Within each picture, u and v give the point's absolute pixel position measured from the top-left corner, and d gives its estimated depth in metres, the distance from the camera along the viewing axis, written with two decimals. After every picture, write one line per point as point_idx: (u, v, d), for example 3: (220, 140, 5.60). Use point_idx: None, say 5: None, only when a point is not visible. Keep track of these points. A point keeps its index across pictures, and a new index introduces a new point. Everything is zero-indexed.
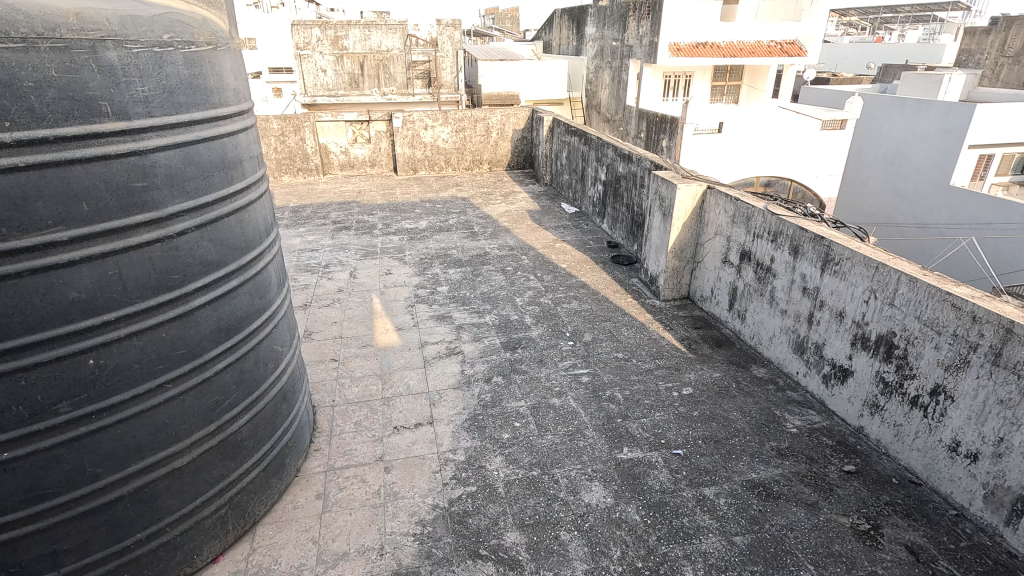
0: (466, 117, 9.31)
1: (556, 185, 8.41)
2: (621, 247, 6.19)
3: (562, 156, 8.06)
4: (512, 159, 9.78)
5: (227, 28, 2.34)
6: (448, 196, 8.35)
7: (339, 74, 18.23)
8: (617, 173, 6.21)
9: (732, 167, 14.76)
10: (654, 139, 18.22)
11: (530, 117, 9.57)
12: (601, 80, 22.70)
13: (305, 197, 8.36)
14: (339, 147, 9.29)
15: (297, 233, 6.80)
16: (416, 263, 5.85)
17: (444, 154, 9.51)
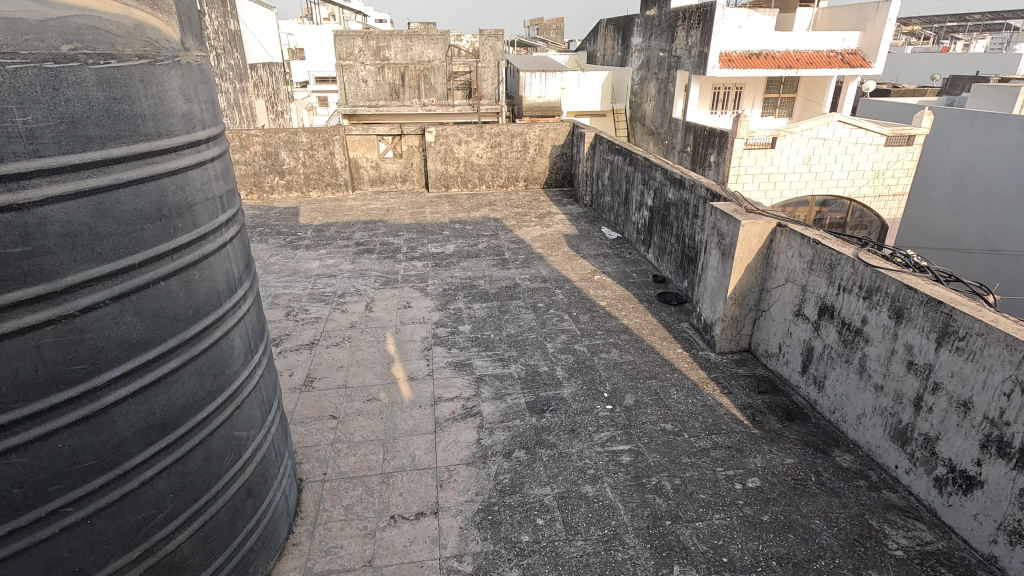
0: (502, 132, 8.79)
1: (597, 207, 7.77)
2: (669, 282, 5.51)
3: (605, 175, 7.43)
4: (550, 176, 9.19)
5: (179, 37, 1.82)
6: (480, 216, 7.83)
7: (380, 84, 18.11)
8: (666, 199, 5.54)
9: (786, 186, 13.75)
10: (701, 154, 17.33)
11: (570, 133, 8.96)
12: (646, 92, 21.92)
13: (331, 214, 7.98)
14: (371, 161, 8.88)
15: (318, 255, 6.40)
16: (438, 295, 5.30)
17: (478, 170, 9.00)
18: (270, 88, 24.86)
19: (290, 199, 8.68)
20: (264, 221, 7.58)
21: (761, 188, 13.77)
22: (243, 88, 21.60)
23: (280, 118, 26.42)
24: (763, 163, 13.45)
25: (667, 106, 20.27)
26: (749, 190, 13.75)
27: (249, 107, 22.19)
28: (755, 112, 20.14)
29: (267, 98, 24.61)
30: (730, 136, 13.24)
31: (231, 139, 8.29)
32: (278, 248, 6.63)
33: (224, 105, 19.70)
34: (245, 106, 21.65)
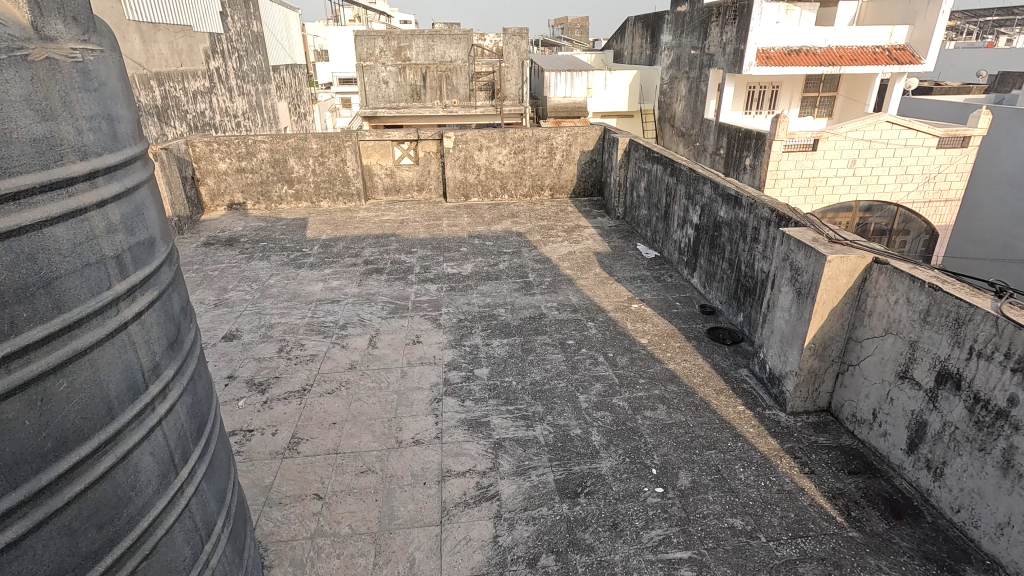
0: (526, 136, 8.10)
1: (631, 220, 7.04)
2: (720, 314, 4.76)
3: (640, 185, 6.68)
4: (577, 185, 8.46)
5: (28, 20, 1.17)
6: (502, 229, 7.16)
7: (401, 86, 17.60)
8: (717, 218, 4.79)
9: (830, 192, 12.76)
10: (736, 157, 16.37)
11: (600, 137, 8.22)
12: (676, 92, 20.99)
13: (341, 227, 7.38)
14: (385, 168, 8.35)
15: (323, 275, 5.80)
16: (452, 327, 4.63)
17: (500, 178, 8.32)
18: (292, 90, 24.63)
19: (299, 210, 8.12)
20: (269, 235, 7.03)
21: (801, 194, 12.77)
22: (265, 90, 21.35)
23: (303, 120, 26.20)
24: (803, 167, 12.47)
25: (699, 107, 19.32)
26: (788, 196, 12.79)
27: (271, 109, 21.94)
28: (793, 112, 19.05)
29: (290, 100, 24.38)
30: (768, 137, 12.32)
31: (237, 146, 7.78)
32: (280, 266, 6.06)
33: (245, 108, 19.44)
34: (267, 108, 21.40)
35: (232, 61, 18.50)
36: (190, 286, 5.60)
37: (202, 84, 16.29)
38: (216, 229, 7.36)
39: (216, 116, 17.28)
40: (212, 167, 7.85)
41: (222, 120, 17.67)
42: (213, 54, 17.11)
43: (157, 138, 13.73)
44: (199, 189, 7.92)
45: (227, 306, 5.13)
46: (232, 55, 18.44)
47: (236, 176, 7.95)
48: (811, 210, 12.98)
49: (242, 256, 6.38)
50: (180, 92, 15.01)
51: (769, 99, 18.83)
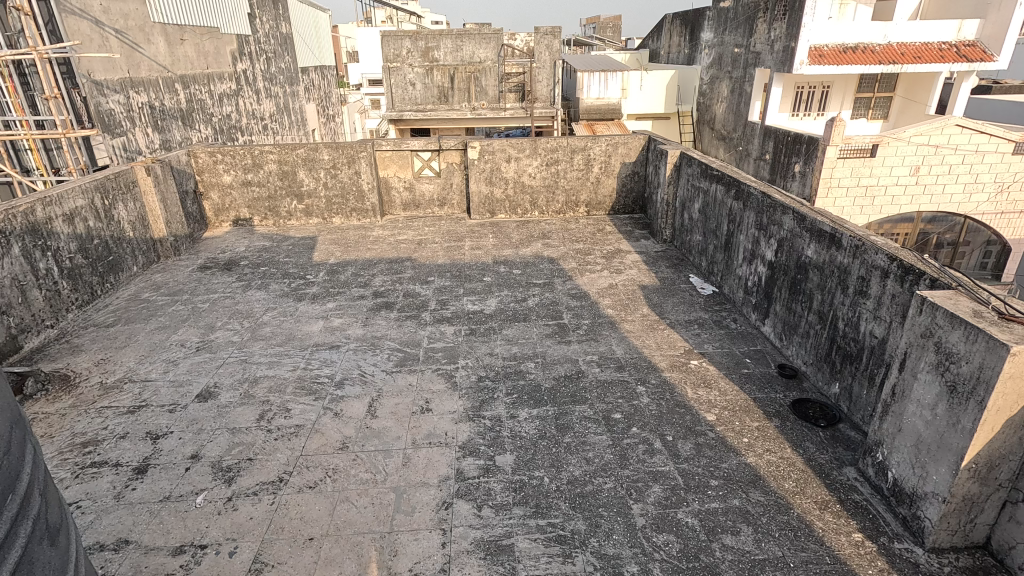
0: (560, 146, 7.21)
1: (682, 244, 6.09)
2: (803, 377, 3.80)
3: (694, 206, 5.72)
4: (616, 201, 7.54)
5: None
6: (531, 254, 6.30)
7: (428, 87, 16.91)
8: (803, 258, 3.83)
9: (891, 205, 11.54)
10: (784, 164, 15.15)
11: (644, 147, 7.28)
12: (717, 93, 19.78)
13: (352, 248, 6.64)
14: (403, 181, 7.61)
15: (325, 311, 5.04)
16: (471, 389, 3.79)
17: (529, 193, 7.46)
18: (321, 92, 24.25)
19: (309, 227, 7.41)
20: (272, 258, 6.33)
21: (855, 205, 11.59)
22: (293, 92, 20.95)
23: (331, 122, 25.81)
24: (859, 176, 11.28)
25: (743, 109, 18.11)
26: (840, 207, 11.64)
27: (300, 112, 21.55)
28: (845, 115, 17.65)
29: (319, 102, 23.99)
30: (822, 143, 11.19)
31: (243, 156, 7.13)
32: (279, 298, 5.33)
33: (273, 110, 19.05)
34: (295, 110, 21.01)
35: (259, 63, 18.12)
36: (176, 321, 4.91)
37: (228, 87, 15.89)
38: (217, 248, 6.70)
39: (243, 119, 16.87)
40: (216, 179, 7.22)
41: (249, 123, 17.26)
42: (241, 56, 16.71)
43: (181, 143, 13.30)
44: (202, 203, 7.30)
45: (210, 350, 4.41)
46: (260, 56, 18.04)
47: (242, 189, 7.30)
48: (867, 222, 11.76)
49: (239, 284, 5.68)
50: (205, 94, 14.59)
51: (819, 100, 17.48)
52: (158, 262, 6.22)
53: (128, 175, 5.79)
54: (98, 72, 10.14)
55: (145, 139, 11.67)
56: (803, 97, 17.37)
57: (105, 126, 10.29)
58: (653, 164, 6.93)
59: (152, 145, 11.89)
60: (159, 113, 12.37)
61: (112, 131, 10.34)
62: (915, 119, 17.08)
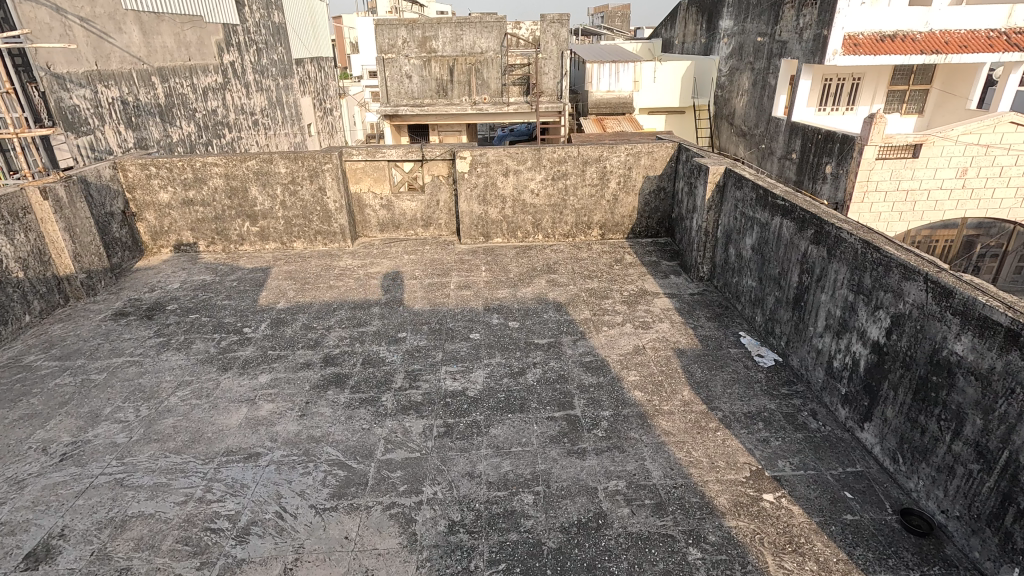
0: (570, 156, 5.86)
1: (726, 286, 4.79)
2: (943, 538, 2.50)
3: (745, 240, 4.40)
4: (636, 222, 6.22)
5: None
6: (534, 296, 5.00)
7: (425, 80, 15.52)
8: (944, 353, 2.50)
9: (939, 211, 10.03)
10: (814, 166, 13.68)
11: (672, 158, 5.93)
12: (737, 86, 18.28)
13: (311, 285, 5.38)
14: (379, 198, 6.36)
15: (254, 389, 3.77)
16: (436, 553, 2.50)
17: (530, 212, 6.14)
18: (318, 85, 22.88)
19: (265, 254, 6.14)
20: (208, 301, 5.06)
21: (895, 210, 10.08)
22: (288, 86, 19.61)
23: (330, 117, 24.43)
24: (899, 178, 9.78)
25: (766, 104, 16.63)
26: (878, 212, 10.13)
27: (294, 107, 20.20)
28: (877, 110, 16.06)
29: (315, 96, 22.64)
30: (859, 142, 9.65)
31: (181, 170, 5.82)
32: (199, 366, 4.06)
33: (265, 105, 17.70)
34: (289, 104, 19.66)
35: (250, 54, 16.73)
36: (51, 406, 3.63)
37: (213, 79, 14.51)
38: (144, 285, 5.42)
39: (231, 115, 15.49)
40: (150, 197, 5.95)
41: (238, 119, 15.86)
42: (228, 47, 15.34)
43: (160, 143, 11.92)
44: (136, 226, 6.04)
45: (76, 463, 3.12)
46: (249, 47, 16.65)
47: (183, 209, 6.02)
48: (906, 229, 10.20)
49: (155, 342, 4.39)
50: (188, 88, 13.14)
51: (848, 94, 15.98)
52: (64, 306, 4.94)
53: (14, 200, 4.50)
54: (59, 65, 8.88)
55: (117, 138, 10.33)
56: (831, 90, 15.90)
57: (67, 124, 8.98)
58: (685, 178, 5.58)
59: (124, 145, 10.54)
60: (133, 109, 10.96)
61: (72, 130, 9.05)
62: (953, 114, 15.51)
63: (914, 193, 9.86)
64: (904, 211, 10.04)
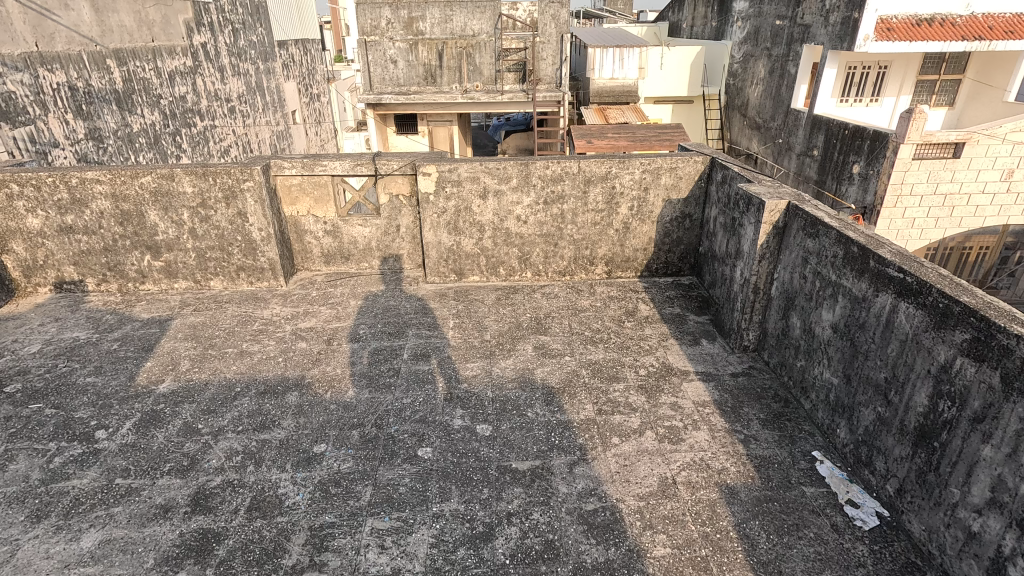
0: (568, 172, 4.45)
1: (786, 369, 3.42)
2: None
3: (822, 313, 3.02)
4: (652, 256, 4.83)
5: None
6: (516, 375, 3.61)
7: (412, 66, 13.86)
8: None
9: (978, 217, 9.64)
10: (839, 165, 12.20)
11: (701, 176, 4.53)
12: (752, 74, 16.70)
13: (216, 350, 3.97)
14: (322, 223, 4.96)
15: (66, 565, 2.39)
16: None
17: (515, 243, 4.74)
18: (303, 68, 20.29)
19: (172, 297, 4.73)
20: (66, 380, 3.63)
21: (929, 216, 9.62)
22: (268, 69, 17.01)
23: (316, 104, 21.84)
24: (937, 181, 9.30)
25: (784, 95, 15.09)
26: (911, 218, 9.64)
27: (277, 92, 17.68)
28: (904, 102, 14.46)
29: (300, 81, 20.10)
30: (895, 140, 9.11)
31: (53, 188, 4.39)
32: (1, 510, 2.67)
33: (243, 90, 15.07)
34: (272, 90, 17.22)
35: (224, 33, 13.81)
36: None
37: (184, 64, 11.85)
38: None
39: (204, 99, 12.80)
40: (17, 223, 4.52)
41: (212, 106, 13.13)
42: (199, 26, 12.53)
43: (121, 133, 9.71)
44: (1, 259, 4.63)
45: None
46: (224, 27, 13.87)
47: (61, 238, 4.60)
48: (941, 235, 9.80)
49: None
50: (153, 74, 10.71)
51: (873, 84, 14.17)
52: None
53: None
54: None
55: (63, 129, 8.16)
56: (855, 79, 14.00)
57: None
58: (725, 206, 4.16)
59: (75, 138, 8.42)
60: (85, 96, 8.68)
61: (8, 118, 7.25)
62: (988, 106, 13.77)
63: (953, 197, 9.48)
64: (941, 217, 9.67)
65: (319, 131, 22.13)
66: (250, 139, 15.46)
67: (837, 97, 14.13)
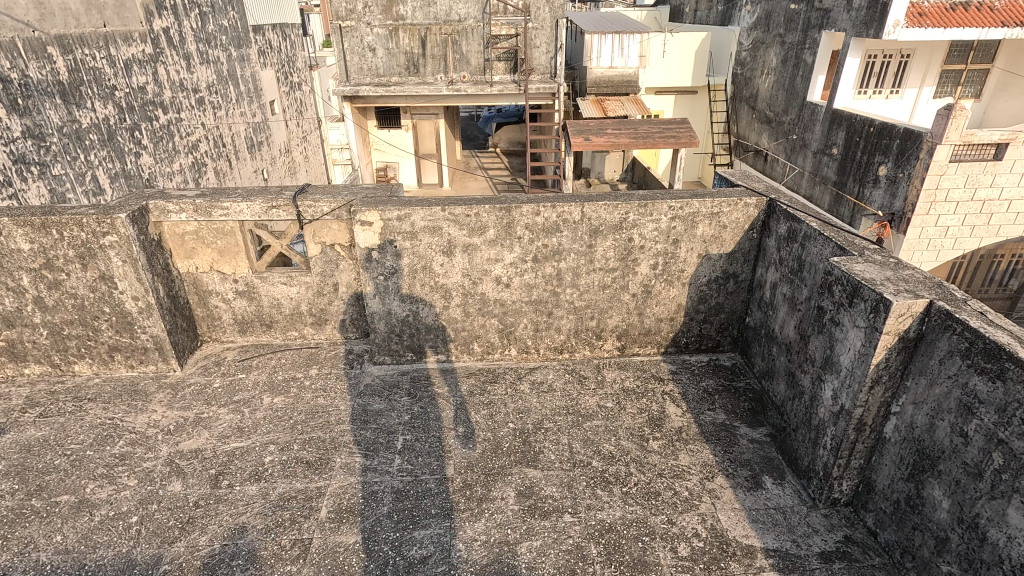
0: (565, 220, 3.18)
1: (912, 560, 2.17)
2: None
3: (1008, 513, 1.75)
4: (682, 328, 3.55)
5: None
6: (486, 560, 2.32)
7: (393, 55, 11.94)
8: None
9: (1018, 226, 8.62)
10: (862, 165, 10.28)
11: (750, 226, 3.24)
12: (762, 62, 15.19)
13: (44, 501, 2.64)
14: (233, 282, 3.65)
15: None
16: None
17: (494, 312, 3.45)
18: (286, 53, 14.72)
19: (15, 396, 3.34)
20: None
21: (964, 225, 8.56)
22: (249, 53, 12.19)
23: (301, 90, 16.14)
24: (976, 185, 8.23)
25: (799, 86, 13.38)
26: (945, 227, 8.56)
27: (255, 80, 12.61)
28: (927, 94, 11.98)
29: (280, 67, 14.34)
30: (930, 138, 8.01)
31: None
32: None
33: (213, 80, 10.60)
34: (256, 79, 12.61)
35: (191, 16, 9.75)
36: None
37: (140, 51, 8.20)
38: None
39: (165, 91, 8.90)
40: None
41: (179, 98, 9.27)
42: (156, 6, 8.74)
43: (60, 131, 6.41)
44: None
45: None
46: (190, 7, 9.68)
47: None
48: (977, 246, 8.74)
49: None
50: (102, 61, 7.29)
51: (894, 74, 11.61)
52: None
53: None
54: None
55: None
56: (876, 68, 11.48)
57: None
58: (799, 278, 2.87)
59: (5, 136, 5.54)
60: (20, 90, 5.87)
61: None
62: None
63: (994, 205, 8.44)
64: (980, 227, 8.61)
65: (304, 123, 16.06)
66: (223, 136, 10.84)
67: (856, 90, 11.65)
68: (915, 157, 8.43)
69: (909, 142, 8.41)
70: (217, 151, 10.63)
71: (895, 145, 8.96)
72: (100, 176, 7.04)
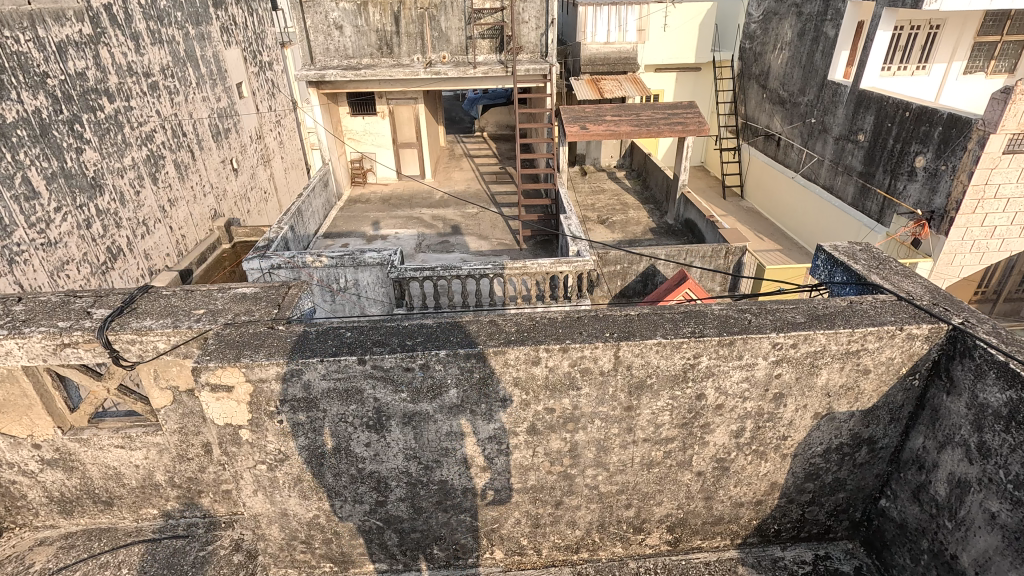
0: (585, 370, 1.76)
1: None
2: None
3: None
4: (776, 512, 2.16)
5: None
6: None
7: (363, 33, 8.98)
8: None
9: None
10: (893, 155, 8.35)
11: (911, 370, 1.84)
12: (775, 36, 13.46)
13: None
14: (35, 448, 2.21)
15: None
16: None
17: (466, 505, 2.04)
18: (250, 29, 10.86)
19: None
20: None
21: (1013, 224, 7.12)
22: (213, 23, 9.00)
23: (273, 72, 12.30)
24: None
25: (817, 63, 11.68)
26: (991, 227, 7.12)
27: (219, 62, 9.14)
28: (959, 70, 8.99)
29: (247, 47, 10.69)
30: (980, 124, 6.57)
31: None
32: None
33: (167, 63, 7.36)
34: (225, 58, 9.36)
35: None
36: None
37: (77, 31, 5.57)
38: None
39: (111, 78, 6.09)
40: None
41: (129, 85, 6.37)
42: None
43: None
44: None
45: None
46: None
47: None
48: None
49: None
50: (29, 44, 4.95)
51: (921, 48, 8.79)
52: None
53: None
54: None
55: None
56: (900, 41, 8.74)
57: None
58: None
59: None
60: None
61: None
62: None
63: None
64: None
65: (276, 109, 12.40)
66: (183, 124, 7.63)
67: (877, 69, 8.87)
68: (959, 148, 6.94)
69: (953, 130, 6.96)
70: (177, 141, 7.44)
71: (936, 132, 7.35)
72: (33, 177, 4.84)
